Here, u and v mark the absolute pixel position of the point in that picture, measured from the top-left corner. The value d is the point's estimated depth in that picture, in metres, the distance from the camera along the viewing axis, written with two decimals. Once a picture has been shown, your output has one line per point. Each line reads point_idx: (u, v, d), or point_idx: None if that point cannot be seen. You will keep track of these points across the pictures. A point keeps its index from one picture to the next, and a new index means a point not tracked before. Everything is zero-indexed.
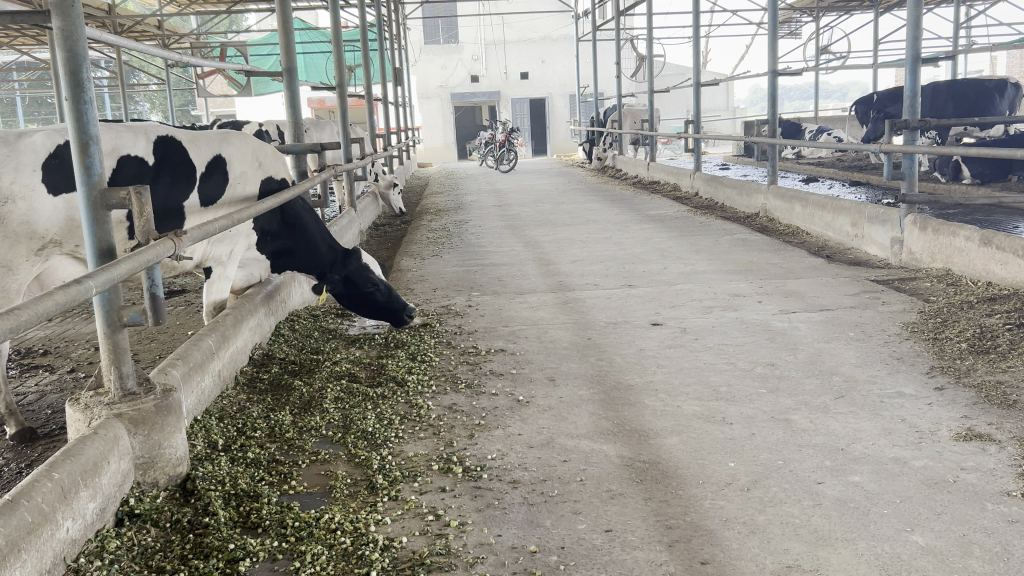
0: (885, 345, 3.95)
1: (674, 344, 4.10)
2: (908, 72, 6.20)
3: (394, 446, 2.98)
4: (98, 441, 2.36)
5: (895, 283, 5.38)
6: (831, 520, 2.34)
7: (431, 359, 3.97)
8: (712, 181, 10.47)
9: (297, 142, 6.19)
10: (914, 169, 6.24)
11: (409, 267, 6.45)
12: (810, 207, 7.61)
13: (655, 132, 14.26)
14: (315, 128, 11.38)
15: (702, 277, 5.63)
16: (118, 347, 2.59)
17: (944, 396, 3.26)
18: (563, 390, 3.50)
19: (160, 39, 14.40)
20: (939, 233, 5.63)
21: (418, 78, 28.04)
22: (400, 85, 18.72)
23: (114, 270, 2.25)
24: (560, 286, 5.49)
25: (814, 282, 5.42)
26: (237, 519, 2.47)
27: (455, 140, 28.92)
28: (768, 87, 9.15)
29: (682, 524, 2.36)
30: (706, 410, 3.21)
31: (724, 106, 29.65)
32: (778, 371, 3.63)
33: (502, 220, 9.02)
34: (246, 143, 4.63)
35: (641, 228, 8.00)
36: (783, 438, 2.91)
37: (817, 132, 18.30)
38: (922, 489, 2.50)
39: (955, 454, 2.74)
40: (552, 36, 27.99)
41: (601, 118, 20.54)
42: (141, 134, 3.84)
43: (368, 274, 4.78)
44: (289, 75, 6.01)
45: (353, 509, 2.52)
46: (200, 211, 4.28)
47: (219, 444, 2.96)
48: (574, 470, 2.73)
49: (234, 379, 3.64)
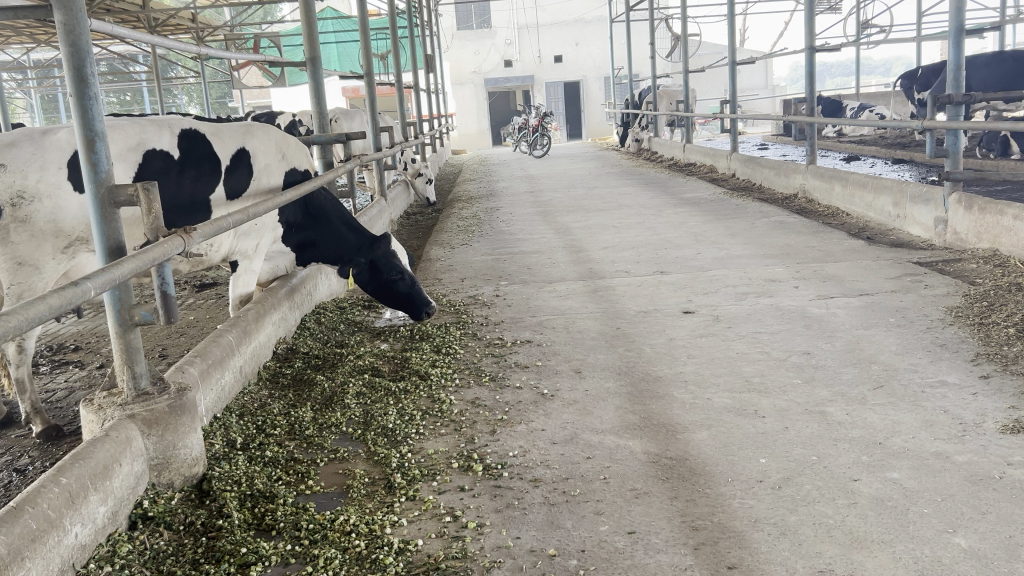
0: (927, 331, 3.78)
1: (706, 333, 3.97)
2: (952, 44, 5.96)
3: (414, 444, 2.91)
4: (108, 443, 2.32)
5: (938, 265, 5.18)
6: (866, 521, 2.22)
7: (456, 351, 3.89)
8: (749, 162, 10.24)
9: (322, 133, 6.13)
10: (958, 146, 6.01)
11: (439, 256, 6.38)
12: (850, 187, 7.39)
13: (691, 112, 14.00)
14: (346, 117, 11.33)
15: (736, 262, 5.48)
16: (130, 347, 2.55)
17: (990, 384, 3.11)
18: (589, 382, 3.40)
19: (194, 34, 14.48)
20: (985, 212, 5.42)
21: (451, 64, 27.96)
22: (432, 71, 18.57)
23: (116, 271, 2.19)
24: (590, 274, 5.39)
25: (853, 265, 5.25)
26: (251, 522, 2.42)
27: (490, 126, 28.85)
28: (806, 64, 8.88)
29: (709, 525, 2.26)
30: (738, 402, 3.09)
31: (762, 84, 29.16)
32: (813, 361, 3.50)
33: (534, 206, 8.92)
34: (270, 135, 4.56)
35: (676, 212, 7.84)
36: (818, 432, 2.78)
37: (858, 110, 17.88)
38: (965, 486, 2.36)
39: (1002, 447, 2.59)
40: (585, 18, 27.62)
41: (636, 99, 20.26)
42: (165, 128, 3.80)
43: (396, 261, 4.64)
44: (314, 64, 5.95)
45: (369, 510, 2.45)
46: (226, 204, 4.22)
47: (237, 442, 2.91)
48: (598, 467, 2.63)
49: (257, 375, 3.60)
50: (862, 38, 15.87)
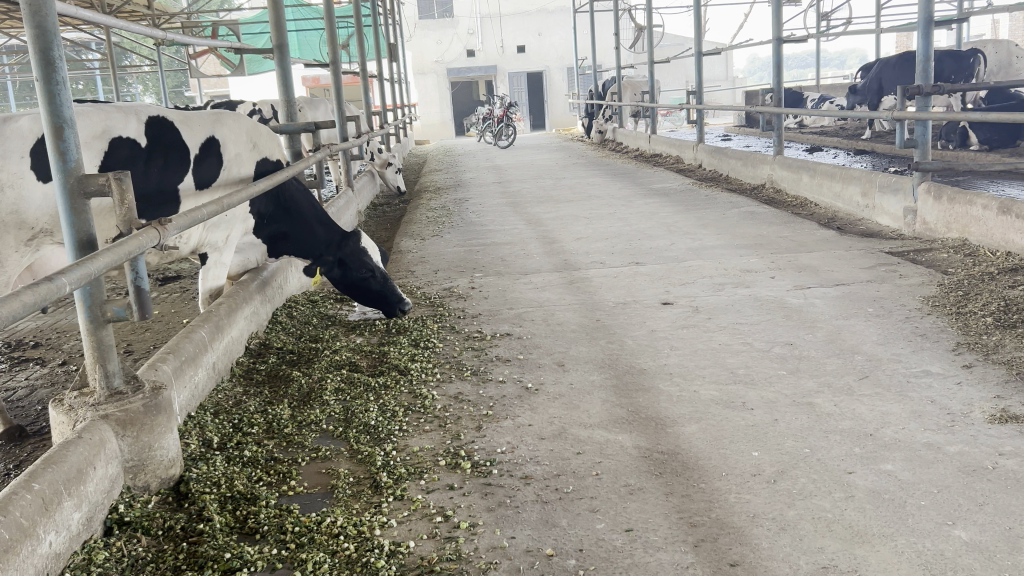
0: (907, 320, 3.79)
1: (687, 324, 3.94)
2: (921, 36, 6.00)
3: (398, 441, 2.83)
4: (82, 446, 2.22)
5: (910, 255, 5.21)
6: (865, 514, 2.20)
7: (434, 345, 3.82)
8: (716, 153, 10.27)
9: (290, 122, 5.99)
10: (927, 136, 6.05)
11: (409, 248, 6.28)
12: (818, 177, 7.42)
13: (656, 102, 14.01)
14: (309, 107, 11.13)
15: (711, 252, 5.46)
16: (103, 344, 2.44)
17: (973, 373, 3.12)
18: (573, 375, 3.36)
19: (150, 20, 14.09)
20: (954, 202, 5.46)
21: (413, 54, 27.73)
22: (394, 59, 18.33)
23: (90, 265, 2.09)
24: (565, 265, 5.33)
25: (827, 255, 5.26)
26: (234, 525, 2.33)
27: (452, 116, 28.65)
28: (773, 54, 8.91)
29: (707, 521, 2.22)
30: (724, 394, 3.06)
31: (723, 75, 29.45)
32: (797, 351, 3.48)
33: (503, 197, 8.83)
34: (241, 123, 4.42)
35: (645, 202, 7.81)
36: (808, 424, 2.76)
37: (819, 101, 18.09)
38: (960, 477, 2.35)
39: (991, 438, 2.58)
40: (548, 8, 27.62)
41: (600, 90, 20.25)
42: (132, 115, 3.64)
43: (365, 258, 4.54)
44: (281, 52, 5.80)
45: (357, 511, 2.38)
46: (195, 195, 4.09)
47: (214, 442, 2.82)
48: (589, 463, 2.58)
49: (230, 372, 3.49)
50: (824, 30, 16.02)
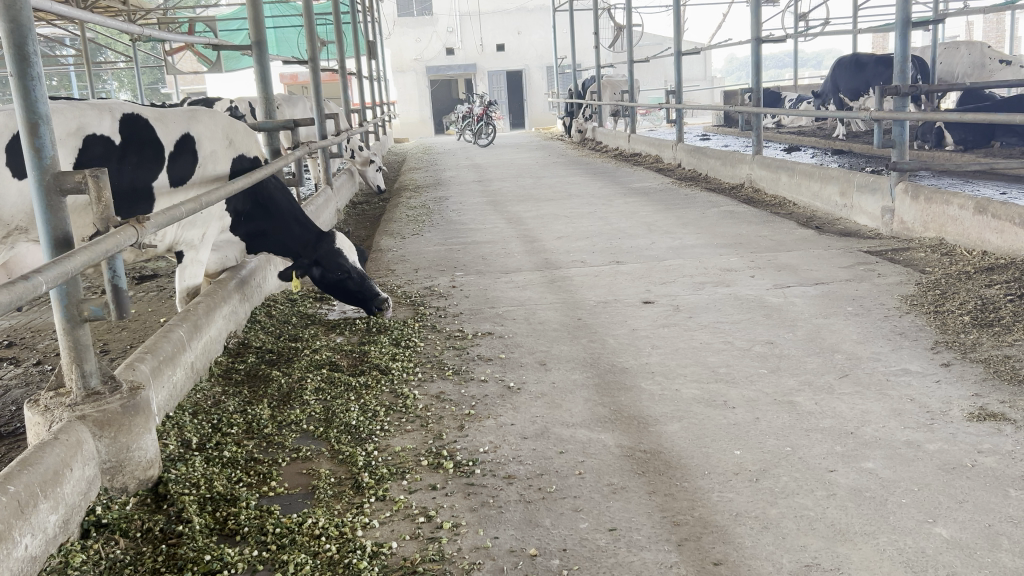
0: (886, 319, 3.82)
1: (668, 323, 3.95)
2: (899, 37, 6.05)
3: (380, 441, 2.81)
4: (59, 448, 2.18)
5: (888, 254, 5.25)
6: (847, 512, 2.21)
7: (416, 344, 3.79)
8: (695, 152, 10.31)
9: (269, 119, 5.94)
10: (905, 136, 6.09)
11: (390, 246, 6.25)
12: (797, 176, 7.47)
13: (635, 102, 14.03)
14: (287, 105, 11.05)
15: (690, 252, 5.47)
16: (79, 343, 2.40)
17: (952, 372, 3.14)
18: (555, 374, 3.35)
19: (126, 16, 13.91)
20: (931, 202, 5.51)
21: (392, 52, 27.63)
22: (373, 57, 18.25)
23: (66, 264, 2.06)
24: (546, 264, 5.32)
25: (806, 254, 5.29)
26: (214, 526, 2.30)
27: (431, 115, 28.59)
28: (752, 54, 8.95)
29: (691, 520, 2.22)
30: (706, 393, 3.07)
31: (702, 75, 29.65)
32: (777, 350, 3.49)
33: (483, 196, 8.81)
34: (217, 120, 4.37)
35: (625, 201, 7.83)
36: (789, 423, 2.77)
37: (797, 100, 18.23)
38: (940, 475, 2.37)
39: (971, 435, 2.60)
40: (527, 7, 27.63)
41: (580, 90, 20.30)
42: (106, 112, 3.59)
43: (342, 258, 4.46)
44: (258, 49, 5.75)
45: (338, 512, 2.36)
46: (169, 193, 4.03)
47: (194, 443, 2.78)
48: (572, 462, 2.58)
49: (209, 371, 3.45)
50: (803, 30, 16.15)
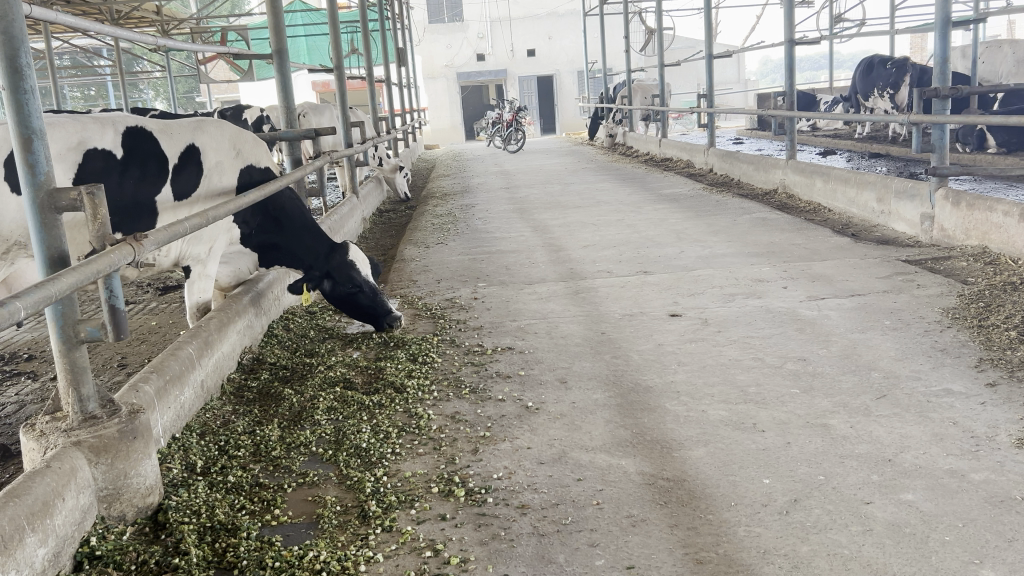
0: (926, 334, 3.63)
1: (695, 337, 3.80)
2: (937, 36, 5.83)
3: (390, 465, 2.69)
4: (50, 476, 2.09)
5: (929, 264, 5.03)
6: (884, 551, 2.04)
7: (432, 360, 3.68)
8: (727, 157, 10.10)
9: (289, 129, 5.87)
10: (945, 140, 5.86)
11: (413, 256, 6.14)
12: (832, 181, 7.25)
13: (666, 106, 13.81)
14: (313, 112, 10.99)
15: (720, 261, 5.30)
16: (75, 366, 2.31)
17: (998, 393, 2.95)
18: (575, 394, 3.20)
19: (158, 25, 13.97)
20: (973, 208, 5.28)
21: (423, 58, 27.68)
22: (402, 63, 18.22)
23: (49, 288, 1.95)
24: (570, 275, 5.19)
25: (841, 264, 5.08)
26: (211, 559, 2.19)
27: (462, 121, 28.61)
28: (785, 56, 8.69)
29: (714, 557, 2.07)
30: (735, 415, 2.90)
31: (735, 77, 29.32)
32: (810, 368, 3.32)
33: (510, 203, 8.68)
34: (223, 130, 4.30)
35: (655, 208, 7.64)
36: (822, 448, 2.61)
37: (832, 103, 17.88)
38: (987, 509, 2.19)
39: (1020, 464, 2.42)
40: (558, 11, 27.49)
41: (610, 94, 20.15)
42: (109, 125, 3.52)
43: (354, 272, 4.37)
44: (279, 57, 5.67)
45: (342, 545, 2.24)
46: (174, 206, 3.97)
47: (198, 467, 2.69)
48: (589, 491, 2.43)
49: (220, 390, 3.36)
50: (839, 31, 15.80)
